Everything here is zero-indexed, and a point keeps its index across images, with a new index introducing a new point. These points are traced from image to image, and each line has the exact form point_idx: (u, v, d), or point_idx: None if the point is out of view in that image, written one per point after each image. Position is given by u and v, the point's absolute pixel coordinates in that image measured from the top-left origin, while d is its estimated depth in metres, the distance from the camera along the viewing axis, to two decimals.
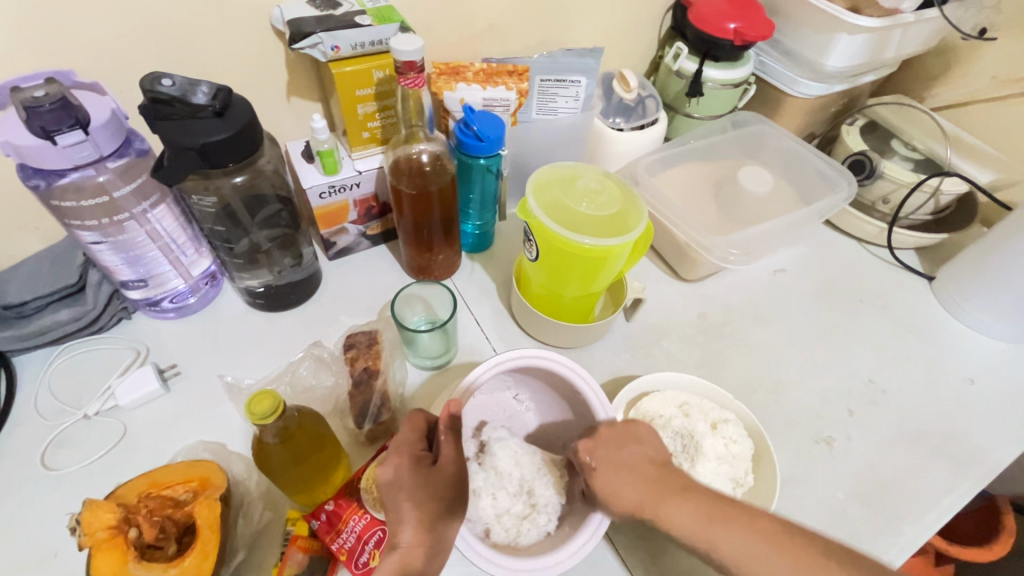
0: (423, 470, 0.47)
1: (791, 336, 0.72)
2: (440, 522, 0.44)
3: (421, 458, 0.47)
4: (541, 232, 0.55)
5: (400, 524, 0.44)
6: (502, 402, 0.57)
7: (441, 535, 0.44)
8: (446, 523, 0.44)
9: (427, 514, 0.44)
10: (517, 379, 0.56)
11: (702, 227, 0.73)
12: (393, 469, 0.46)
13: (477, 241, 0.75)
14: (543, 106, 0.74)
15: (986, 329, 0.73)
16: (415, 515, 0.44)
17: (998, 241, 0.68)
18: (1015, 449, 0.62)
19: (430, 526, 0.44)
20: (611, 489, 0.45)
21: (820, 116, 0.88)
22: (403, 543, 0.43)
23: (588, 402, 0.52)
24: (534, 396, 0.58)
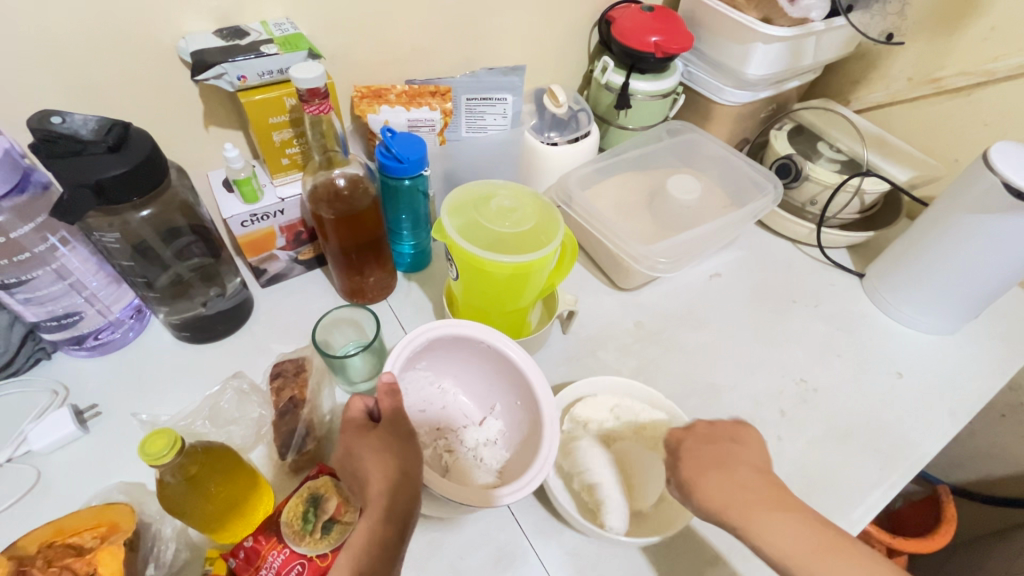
0: (371, 434, 0.46)
1: (726, 339, 0.73)
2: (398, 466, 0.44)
3: (364, 425, 0.47)
4: (456, 252, 0.55)
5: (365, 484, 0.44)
6: (431, 396, 0.60)
7: (405, 478, 0.43)
8: (410, 467, 0.44)
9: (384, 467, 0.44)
10: (435, 369, 0.60)
11: (632, 237, 0.74)
12: (342, 445, 0.47)
13: (414, 260, 0.75)
14: (472, 124, 0.76)
15: (912, 322, 0.75)
16: (374, 470, 0.44)
17: (917, 237, 0.71)
18: (942, 440, 0.64)
19: (391, 477, 0.43)
20: (712, 479, 0.46)
21: (750, 121, 0.90)
22: (369, 500, 0.43)
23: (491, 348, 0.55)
24: (457, 379, 0.61)
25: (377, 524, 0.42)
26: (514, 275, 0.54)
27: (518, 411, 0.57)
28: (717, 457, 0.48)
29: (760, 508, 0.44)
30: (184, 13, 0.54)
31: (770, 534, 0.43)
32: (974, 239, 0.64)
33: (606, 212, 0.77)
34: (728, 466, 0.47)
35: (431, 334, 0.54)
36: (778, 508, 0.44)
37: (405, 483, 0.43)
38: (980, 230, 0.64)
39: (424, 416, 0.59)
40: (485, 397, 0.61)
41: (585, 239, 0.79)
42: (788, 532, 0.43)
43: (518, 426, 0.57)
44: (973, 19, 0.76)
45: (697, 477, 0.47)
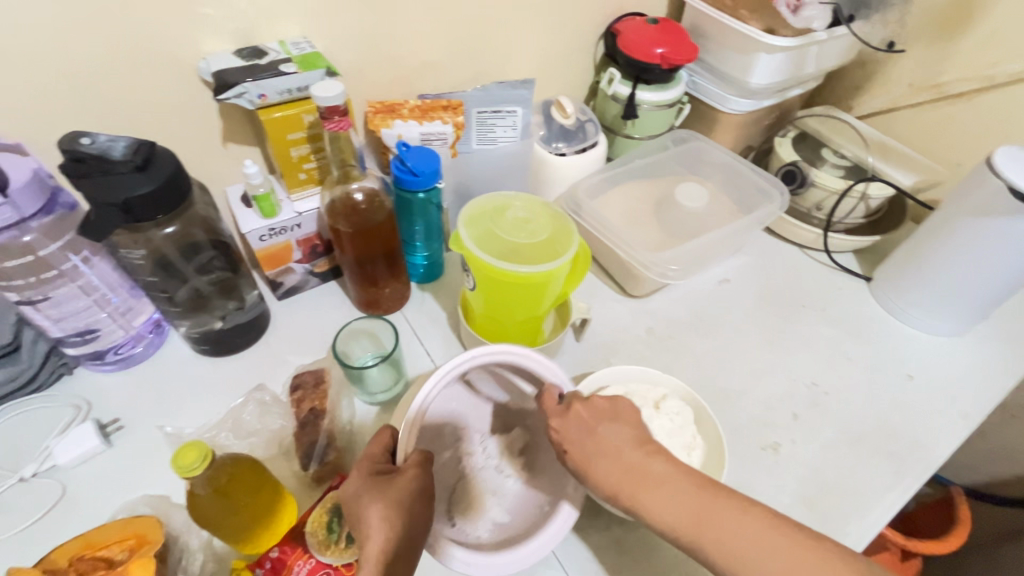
0: (385, 486, 0.46)
1: (737, 344, 0.73)
2: (401, 528, 0.44)
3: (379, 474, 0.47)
4: (474, 263, 0.56)
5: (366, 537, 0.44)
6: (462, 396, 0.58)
7: (404, 542, 0.44)
8: (412, 532, 0.45)
9: (390, 527, 0.44)
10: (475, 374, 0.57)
11: (641, 246, 0.75)
12: (352, 486, 0.47)
13: (427, 272, 0.76)
14: (482, 136, 0.77)
15: (921, 325, 0.76)
16: (377, 523, 0.44)
17: (923, 241, 0.72)
18: (953, 442, 0.64)
19: (395, 539, 0.44)
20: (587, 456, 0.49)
21: (754, 129, 0.92)
22: (365, 555, 0.43)
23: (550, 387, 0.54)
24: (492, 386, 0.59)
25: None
26: (532, 283, 0.55)
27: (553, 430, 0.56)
28: (603, 442, 0.49)
29: (660, 483, 0.47)
30: (205, 35, 0.56)
31: (669, 507, 0.46)
32: (980, 241, 0.65)
33: (616, 220, 0.79)
34: (618, 449, 0.49)
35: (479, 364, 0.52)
36: (663, 482, 0.47)
37: (408, 547, 0.44)
38: (986, 233, 0.65)
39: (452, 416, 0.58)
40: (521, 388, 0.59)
41: (595, 247, 0.80)
42: (669, 502, 0.46)
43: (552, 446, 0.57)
44: (972, 26, 0.77)
45: (595, 458, 0.49)
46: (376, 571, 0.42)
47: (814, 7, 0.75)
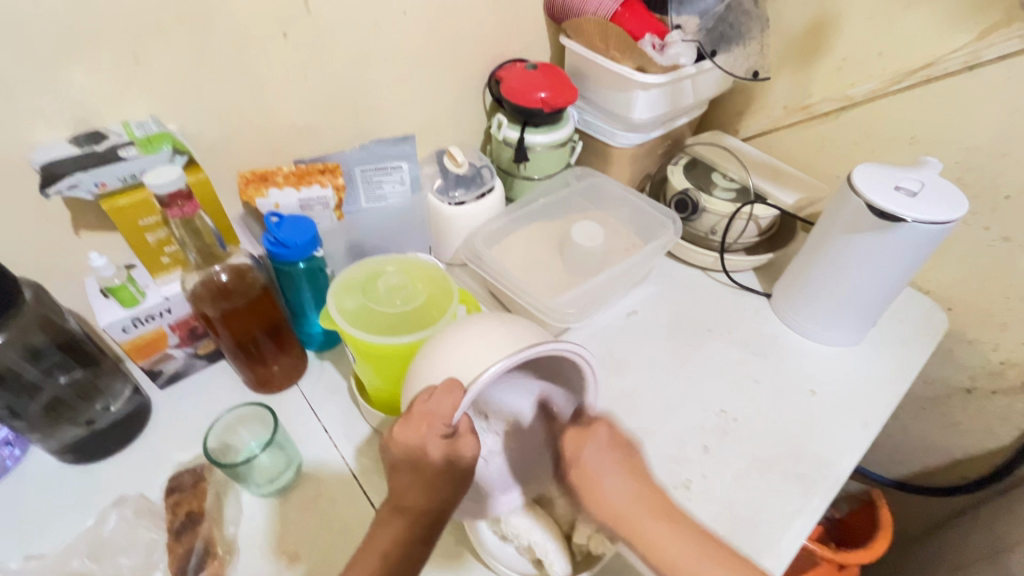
0: (437, 452, 0.45)
1: (647, 377, 0.73)
2: (443, 493, 0.46)
3: (438, 438, 0.45)
4: (346, 338, 0.53)
5: (406, 490, 0.46)
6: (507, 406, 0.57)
7: (443, 505, 0.46)
8: (452, 493, 0.46)
9: (429, 485, 0.45)
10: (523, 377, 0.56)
11: (541, 290, 0.74)
12: (410, 436, 0.44)
13: (325, 339, 0.72)
14: (371, 193, 0.75)
15: (819, 337, 0.78)
16: (418, 483, 0.45)
17: (809, 257, 0.74)
18: (856, 454, 0.66)
19: (438, 493, 0.46)
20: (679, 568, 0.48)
21: (649, 158, 0.94)
22: (408, 505, 0.45)
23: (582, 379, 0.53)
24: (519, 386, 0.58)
25: (410, 533, 0.45)
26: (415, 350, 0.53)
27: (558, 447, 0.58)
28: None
29: (655, 519, 0.50)
30: (33, 125, 0.52)
31: (662, 542, 0.49)
32: (857, 257, 0.68)
33: (517, 266, 0.78)
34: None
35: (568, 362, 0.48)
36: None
37: (444, 503, 0.46)
38: (859, 249, 0.67)
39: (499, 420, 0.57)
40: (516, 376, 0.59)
41: (496, 291, 0.78)
42: None
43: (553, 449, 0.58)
44: (827, 51, 0.82)
45: (597, 493, 0.52)
46: (422, 516, 0.45)
47: (679, 44, 0.78)
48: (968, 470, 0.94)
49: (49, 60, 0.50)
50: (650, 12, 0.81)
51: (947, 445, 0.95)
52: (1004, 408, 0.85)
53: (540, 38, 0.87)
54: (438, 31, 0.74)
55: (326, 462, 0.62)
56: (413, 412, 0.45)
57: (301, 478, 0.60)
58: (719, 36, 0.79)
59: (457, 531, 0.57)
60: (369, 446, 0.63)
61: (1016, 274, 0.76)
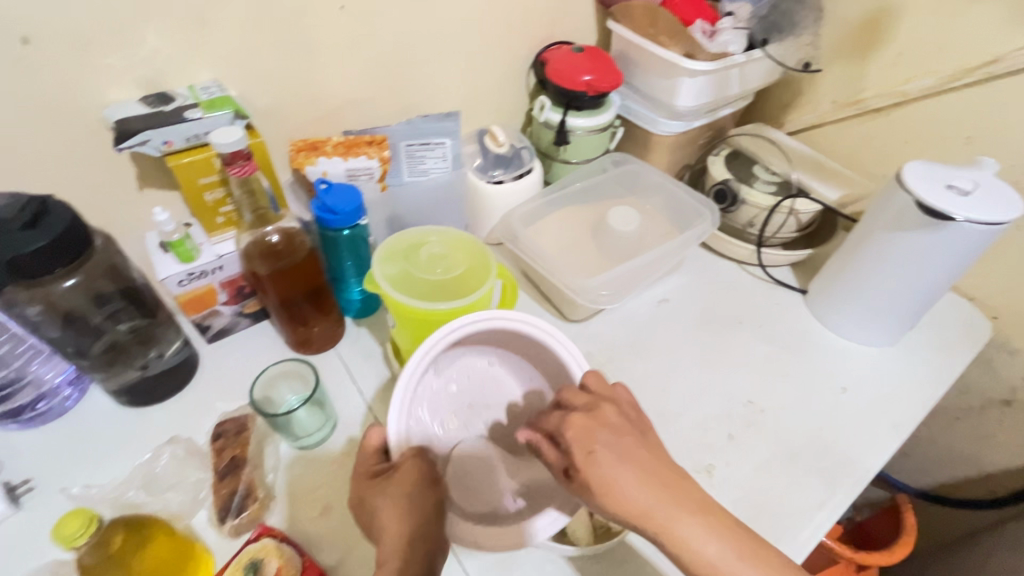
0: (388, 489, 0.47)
1: (674, 364, 0.74)
2: (414, 524, 0.46)
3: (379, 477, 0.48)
4: (390, 303, 0.55)
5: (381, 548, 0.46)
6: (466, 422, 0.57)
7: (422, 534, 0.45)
8: (424, 516, 0.46)
9: (403, 520, 0.46)
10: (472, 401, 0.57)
11: (574, 271, 0.75)
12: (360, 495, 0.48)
13: (363, 306, 0.74)
14: (414, 168, 0.77)
15: (855, 336, 0.77)
16: (391, 529, 0.45)
17: (850, 255, 0.73)
18: (884, 454, 0.65)
19: (409, 522, 0.46)
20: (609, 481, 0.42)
21: (689, 148, 0.93)
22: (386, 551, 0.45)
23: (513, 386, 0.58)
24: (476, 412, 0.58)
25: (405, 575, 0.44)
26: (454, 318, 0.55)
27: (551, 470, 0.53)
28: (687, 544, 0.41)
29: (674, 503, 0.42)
30: (108, 83, 0.55)
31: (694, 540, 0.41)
32: (899, 255, 0.67)
33: (552, 247, 0.79)
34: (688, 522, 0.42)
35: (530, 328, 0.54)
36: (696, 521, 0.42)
37: (421, 524, 0.46)
38: (902, 247, 0.66)
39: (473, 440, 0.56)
40: (443, 370, 0.56)
41: (529, 268, 0.79)
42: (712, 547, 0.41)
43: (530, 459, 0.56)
44: (883, 45, 0.80)
45: (616, 486, 0.42)
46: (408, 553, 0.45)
47: (729, 33, 0.78)
48: (999, 485, 0.91)
49: (126, 22, 0.53)
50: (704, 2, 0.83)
51: (979, 457, 0.93)
52: None
53: (588, 22, 0.87)
54: (488, 10, 0.75)
55: (360, 422, 0.65)
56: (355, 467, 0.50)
57: (335, 436, 0.63)
58: (771, 25, 0.79)
59: None
60: None
61: None
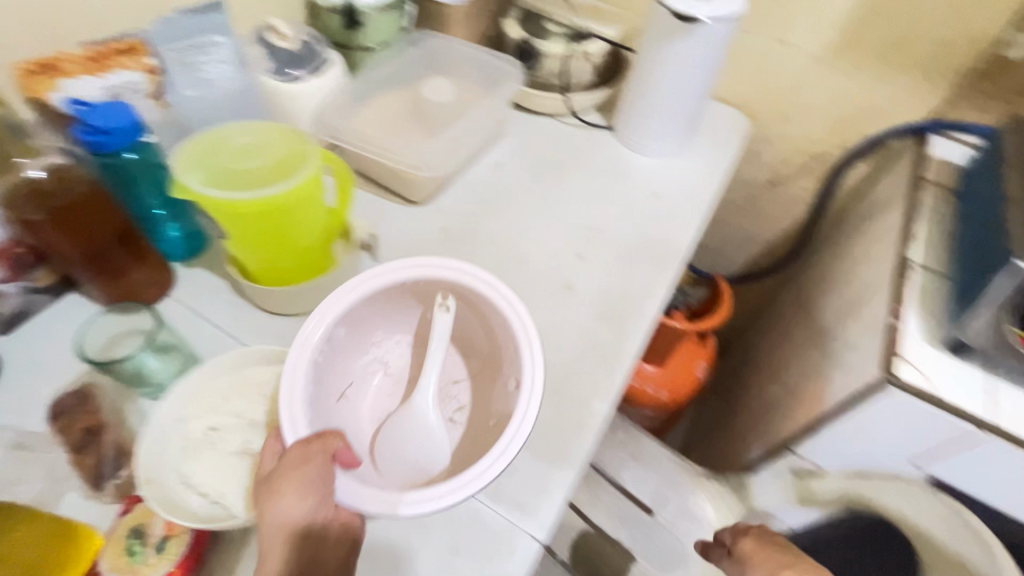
0: (270, 482, 0.44)
1: (520, 214, 0.79)
2: (302, 514, 0.44)
3: (262, 474, 0.45)
4: (209, 205, 0.51)
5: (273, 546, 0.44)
6: (375, 381, 0.62)
7: (312, 521, 0.44)
8: (316, 501, 0.44)
9: (300, 510, 0.44)
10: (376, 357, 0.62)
11: (403, 148, 0.75)
12: (263, 493, 0.46)
13: (187, 246, 0.67)
14: (192, 78, 0.66)
15: (658, 151, 0.89)
16: (279, 528, 0.44)
17: (637, 77, 0.83)
18: (692, 232, 0.80)
19: (302, 511, 0.44)
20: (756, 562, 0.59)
21: (482, 16, 0.94)
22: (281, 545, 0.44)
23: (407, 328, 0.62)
24: (390, 362, 0.63)
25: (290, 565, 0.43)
26: (285, 207, 0.53)
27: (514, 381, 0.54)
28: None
29: None
30: None
31: None
32: (670, 66, 0.78)
33: (376, 134, 0.77)
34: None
35: (409, 271, 0.56)
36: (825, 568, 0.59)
37: (312, 509, 0.44)
38: (670, 58, 0.77)
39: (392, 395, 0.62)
40: (376, 333, 0.61)
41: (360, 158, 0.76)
42: None
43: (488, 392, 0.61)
44: None
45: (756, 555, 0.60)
46: (307, 538, 0.44)
47: None
48: (781, 248, 1.17)
49: None
50: None
51: (765, 233, 1.17)
52: (796, 190, 1.06)
53: None
54: None
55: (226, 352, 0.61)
56: (262, 468, 0.47)
57: None
58: None
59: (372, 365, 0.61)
60: (266, 328, 0.63)
61: (789, 70, 0.92)
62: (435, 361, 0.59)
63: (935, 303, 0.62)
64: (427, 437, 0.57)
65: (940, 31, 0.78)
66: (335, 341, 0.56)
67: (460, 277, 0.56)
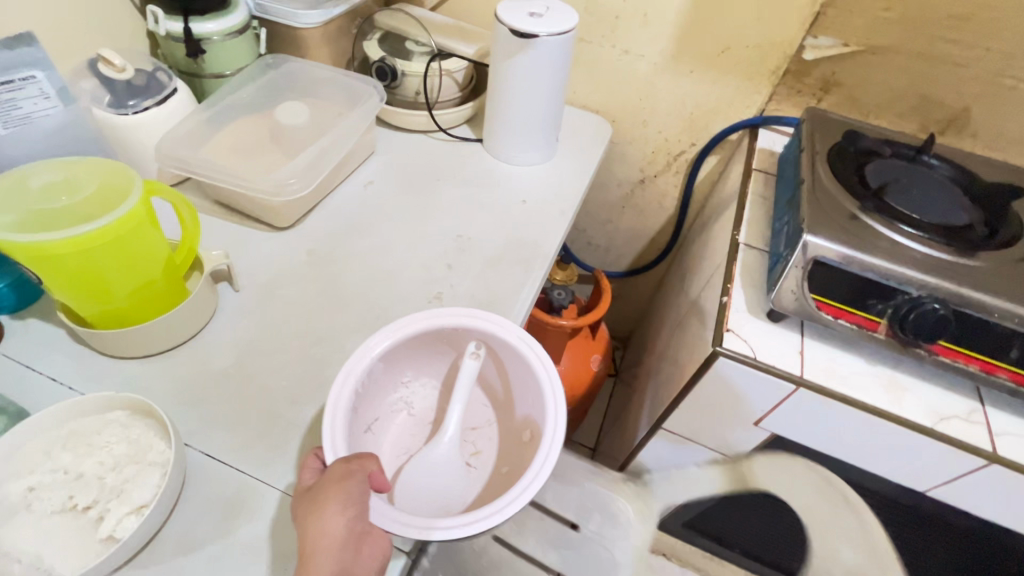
0: (314, 498, 0.47)
1: (391, 231, 0.80)
2: (350, 518, 0.46)
3: (307, 494, 0.48)
4: (13, 250, 0.48)
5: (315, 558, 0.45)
6: (400, 423, 0.66)
7: (356, 524, 0.47)
8: (359, 507, 0.47)
9: (344, 516, 0.46)
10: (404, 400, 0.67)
11: (258, 174, 0.73)
12: (299, 513, 0.47)
13: (17, 298, 0.62)
14: (9, 117, 0.62)
15: (525, 159, 0.93)
16: (326, 534, 0.45)
17: (492, 90, 0.87)
18: (560, 233, 0.84)
19: (346, 516, 0.46)
20: None
21: (342, 39, 0.95)
22: (325, 553, 0.45)
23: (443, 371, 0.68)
24: (418, 403, 0.68)
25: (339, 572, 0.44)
26: (105, 244, 0.51)
27: (538, 427, 0.59)
28: None
29: None
30: None
31: None
32: (517, 77, 0.82)
33: (230, 161, 0.75)
34: None
35: (453, 318, 0.62)
36: None
37: (352, 517, 0.46)
38: (516, 72, 0.82)
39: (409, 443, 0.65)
40: (397, 378, 0.66)
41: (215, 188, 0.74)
42: None
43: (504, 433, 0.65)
44: None
45: None
46: (351, 541, 0.46)
47: None
48: (661, 242, 1.25)
49: None
50: None
51: (645, 229, 1.25)
52: (664, 186, 1.15)
53: None
54: None
55: None
56: (299, 496, 0.49)
57: None
58: None
59: (230, 399, 0.59)
60: (110, 375, 0.59)
61: (637, 76, 0.99)
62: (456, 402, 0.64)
63: (760, 278, 0.68)
64: (449, 475, 0.60)
65: (752, 37, 0.88)
66: (370, 378, 0.61)
67: (491, 328, 0.62)
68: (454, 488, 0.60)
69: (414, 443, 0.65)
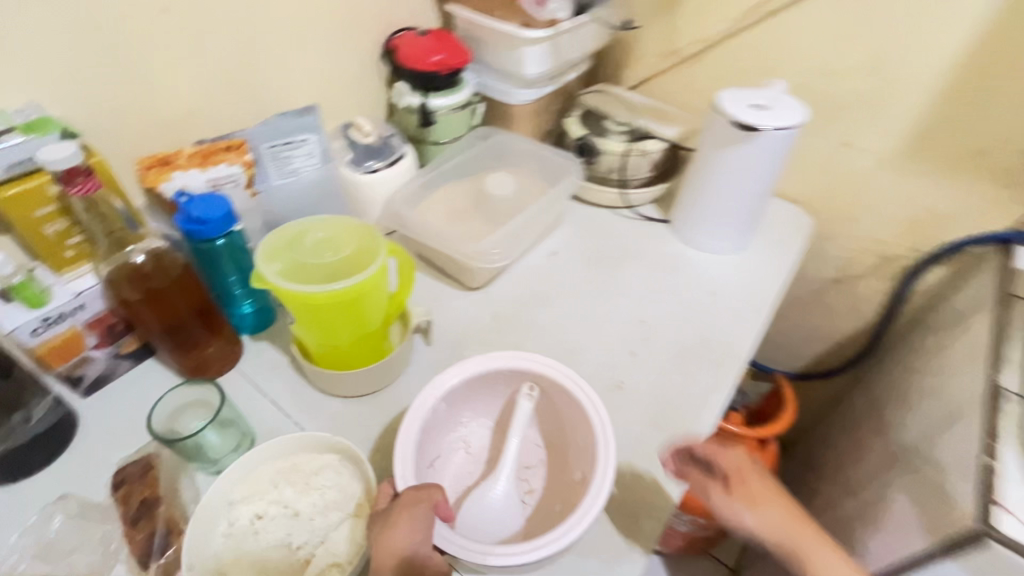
0: (386, 514, 0.48)
1: (573, 306, 0.79)
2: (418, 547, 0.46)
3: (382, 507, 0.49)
4: (286, 297, 0.54)
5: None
6: (456, 460, 0.65)
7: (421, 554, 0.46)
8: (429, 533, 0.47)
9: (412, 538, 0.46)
10: (459, 435, 0.66)
11: (462, 239, 0.79)
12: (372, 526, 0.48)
13: (258, 320, 0.71)
14: (282, 170, 0.75)
15: (715, 248, 0.88)
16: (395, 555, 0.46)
17: (694, 177, 0.84)
18: (753, 335, 0.77)
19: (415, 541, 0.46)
20: None
21: (546, 113, 1.00)
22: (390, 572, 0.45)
23: (497, 410, 0.67)
24: (472, 442, 0.66)
25: None
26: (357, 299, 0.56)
27: (585, 471, 0.58)
28: None
29: None
30: None
31: None
32: (727, 168, 0.79)
33: (438, 223, 0.81)
34: None
35: (504, 361, 0.62)
36: None
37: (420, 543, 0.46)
38: (727, 163, 0.79)
39: (461, 481, 0.64)
40: (458, 417, 0.65)
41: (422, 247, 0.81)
42: None
43: (559, 474, 0.63)
44: None
45: None
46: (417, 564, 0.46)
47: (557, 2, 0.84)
48: (849, 348, 1.10)
49: None
50: (458, 41, 0.87)
51: (831, 331, 1.11)
52: (865, 290, 1.01)
53: (425, 9, 0.90)
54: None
55: (277, 432, 0.63)
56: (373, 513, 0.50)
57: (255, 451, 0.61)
58: None
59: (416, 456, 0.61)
60: (320, 409, 0.65)
61: (854, 172, 0.90)
62: (511, 446, 0.62)
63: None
64: (507, 518, 0.59)
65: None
66: (436, 419, 0.61)
67: (543, 372, 0.62)
68: (510, 529, 0.58)
69: (466, 476, 0.64)
